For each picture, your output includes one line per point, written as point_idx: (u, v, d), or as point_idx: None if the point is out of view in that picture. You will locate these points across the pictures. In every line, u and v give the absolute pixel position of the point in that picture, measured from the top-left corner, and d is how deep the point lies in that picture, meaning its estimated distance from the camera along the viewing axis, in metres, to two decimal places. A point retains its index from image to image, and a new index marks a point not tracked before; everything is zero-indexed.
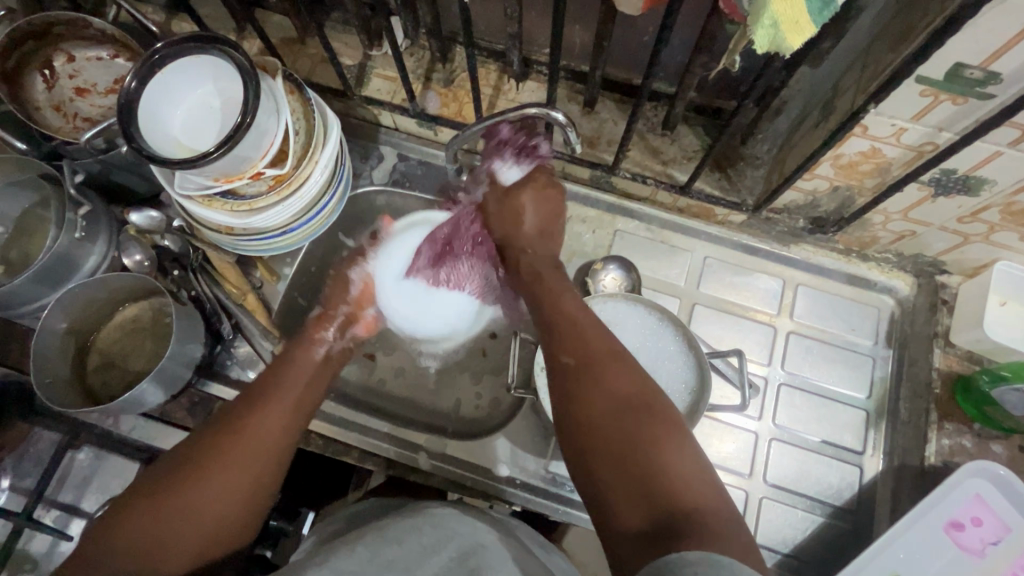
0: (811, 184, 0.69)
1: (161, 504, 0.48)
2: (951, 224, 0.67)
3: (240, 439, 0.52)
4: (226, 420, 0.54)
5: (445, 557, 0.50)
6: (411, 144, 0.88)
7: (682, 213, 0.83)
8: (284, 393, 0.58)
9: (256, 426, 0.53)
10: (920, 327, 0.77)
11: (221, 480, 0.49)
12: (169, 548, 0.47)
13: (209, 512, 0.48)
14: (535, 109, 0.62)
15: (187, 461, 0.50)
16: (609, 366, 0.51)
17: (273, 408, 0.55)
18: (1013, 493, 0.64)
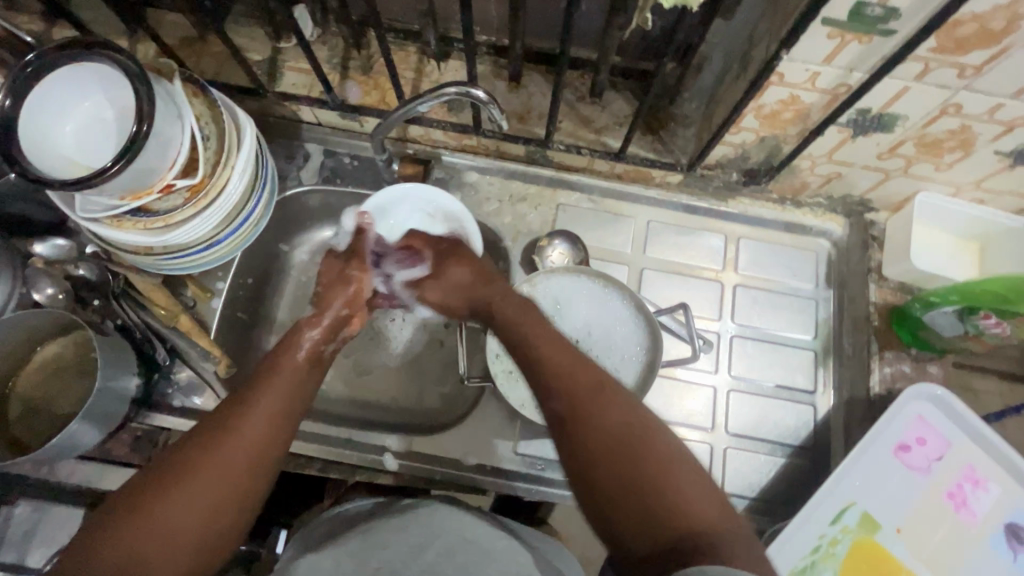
0: (738, 137, 0.70)
1: (144, 513, 0.43)
2: (873, 162, 0.69)
3: (219, 450, 0.47)
4: (204, 429, 0.49)
5: (434, 553, 0.52)
6: (337, 138, 0.84)
7: (622, 179, 0.83)
8: (276, 391, 0.53)
9: (247, 428, 0.49)
10: (856, 264, 0.79)
11: (200, 498, 0.45)
12: (156, 556, 0.43)
13: (186, 530, 0.44)
14: (455, 89, 0.62)
15: (144, 485, 0.45)
16: (600, 404, 0.49)
17: (267, 402, 0.51)
18: (952, 410, 0.68)
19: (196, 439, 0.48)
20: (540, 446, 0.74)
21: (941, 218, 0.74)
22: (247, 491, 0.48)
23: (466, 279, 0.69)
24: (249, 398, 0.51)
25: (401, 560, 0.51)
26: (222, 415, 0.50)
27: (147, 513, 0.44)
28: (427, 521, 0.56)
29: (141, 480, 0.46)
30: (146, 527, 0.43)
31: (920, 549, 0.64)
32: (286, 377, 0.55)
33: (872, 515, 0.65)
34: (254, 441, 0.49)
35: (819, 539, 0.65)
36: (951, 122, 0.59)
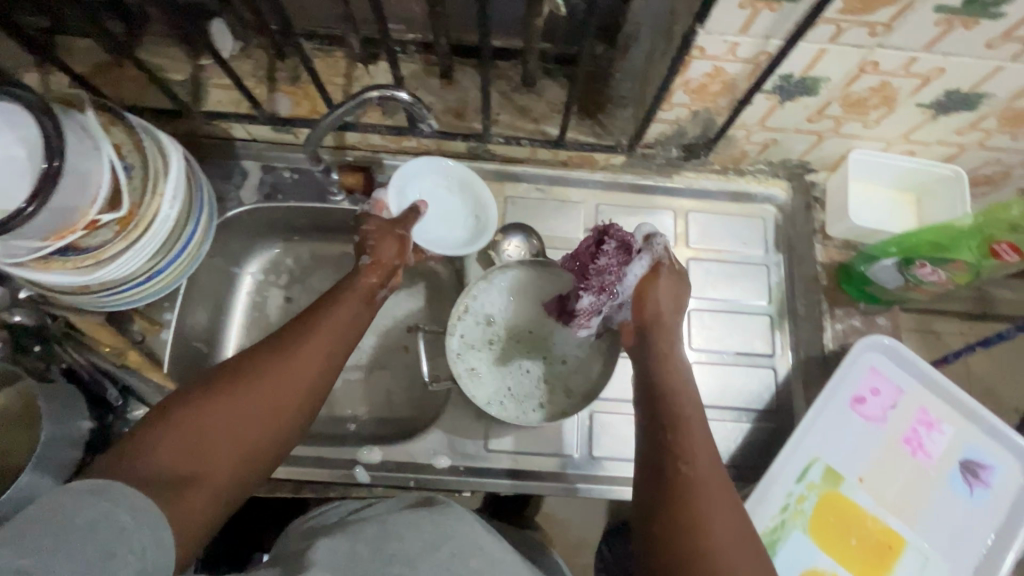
0: (672, 114, 0.70)
1: (215, 404, 0.51)
2: (804, 125, 0.70)
3: (279, 364, 0.55)
4: (269, 346, 0.57)
5: (446, 552, 0.51)
6: (274, 153, 0.82)
7: (566, 165, 0.83)
8: (330, 324, 0.59)
9: (302, 351, 0.56)
10: (801, 226, 0.81)
11: (261, 401, 0.52)
12: (223, 445, 0.50)
13: (246, 427, 0.51)
14: (376, 93, 0.63)
15: (212, 379, 0.53)
16: (718, 500, 0.49)
17: (321, 334, 0.58)
18: (902, 358, 0.70)
19: (258, 353, 0.56)
20: (511, 440, 0.74)
21: (876, 173, 0.75)
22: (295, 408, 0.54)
23: (665, 307, 0.61)
24: (308, 323, 0.59)
25: (414, 555, 0.50)
26: (284, 339, 0.57)
27: (213, 400, 0.51)
28: (430, 518, 0.55)
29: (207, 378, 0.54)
30: (216, 409, 0.51)
31: (883, 496, 0.66)
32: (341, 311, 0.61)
33: (836, 468, 0.67)
34: (309, 365, 0.56)
35: (786, 498, 0.66)
36: (871, 80, 0.60)
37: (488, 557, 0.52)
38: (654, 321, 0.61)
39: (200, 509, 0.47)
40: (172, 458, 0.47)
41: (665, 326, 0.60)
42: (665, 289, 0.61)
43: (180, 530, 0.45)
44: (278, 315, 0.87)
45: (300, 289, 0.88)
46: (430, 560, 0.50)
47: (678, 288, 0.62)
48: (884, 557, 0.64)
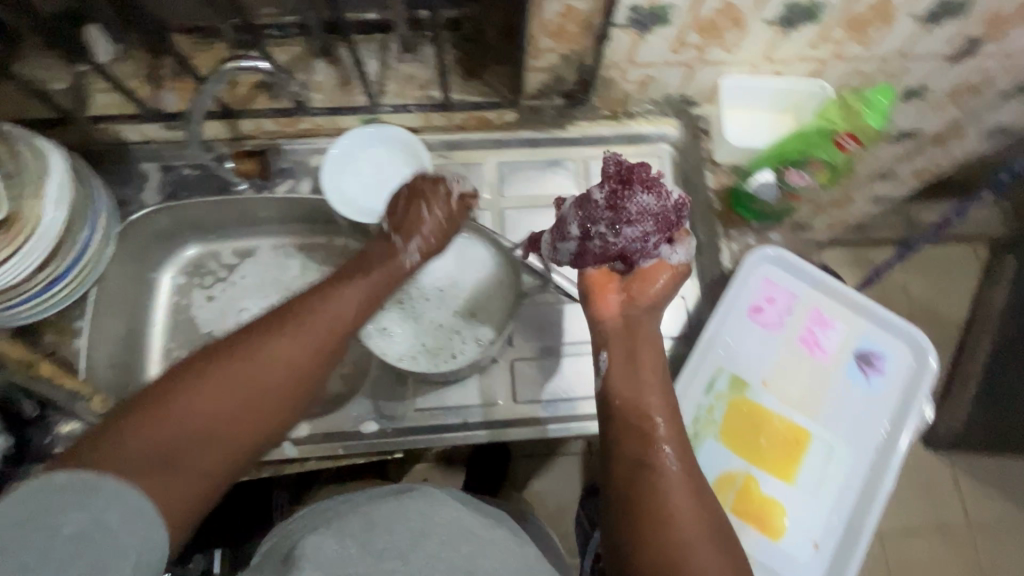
0: (544, 61, 0.73)
1: (201, 387, 0.48)
2: (671, 57, 0.73)
3: (272, 353, 0.51)
4: (264, 330, 0.53)
5: (438, 540, 0.50)
6: (171, 152, 0.83)
7: (464, 129, 0.85)
8: (328, 314, 0.56)
9: (295, 347, 0.53)
10: (694, 158, 0.85)
11: (249, 393, 0.50)
12: (211, 434, 0.47)
13: (234, 416, 0.49)
14: (232, 64, 0.64)
15: (208, 358, 0.50)
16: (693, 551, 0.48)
17: (315, 324, 0.55)
18: (789, 264, 0.74)
19: (253, 333, 0.52)
20: (436, 397, 0.75)
21: (747, 98, 0.78)
22: (288, 401, 0.52)
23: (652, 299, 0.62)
24: (304, 311, 0.55)
25: (408, 545, 0.49)
26: (276, 324, 0.53)
27: (200, 383, 0.48)
28: (406, 509, 0.52)
29: (192, 360, 0.50)
30: (204, 395, 0.48)
31: (786, 394, 0.70)
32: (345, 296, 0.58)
33: (740, 376, 0.70)
34: (304, 351, 0.53)
35: (697, 410, 0.69)
36: (715, 1, 0.64)
37: (478, 539, 0.52)
38: (639, 312, 0.62)
39: (189, 494, 0.45)
40: (159, 443, 0.45)
41: (649, 318, 0.62)
42: (659, 288, 0.62)
43: (170, 516, 0.44)
44: (200, 314, 0.87)
45: (220, 287, 0.88)
46: (423, 551, 0.49)
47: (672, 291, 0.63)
48: (792, 451, 0.68)
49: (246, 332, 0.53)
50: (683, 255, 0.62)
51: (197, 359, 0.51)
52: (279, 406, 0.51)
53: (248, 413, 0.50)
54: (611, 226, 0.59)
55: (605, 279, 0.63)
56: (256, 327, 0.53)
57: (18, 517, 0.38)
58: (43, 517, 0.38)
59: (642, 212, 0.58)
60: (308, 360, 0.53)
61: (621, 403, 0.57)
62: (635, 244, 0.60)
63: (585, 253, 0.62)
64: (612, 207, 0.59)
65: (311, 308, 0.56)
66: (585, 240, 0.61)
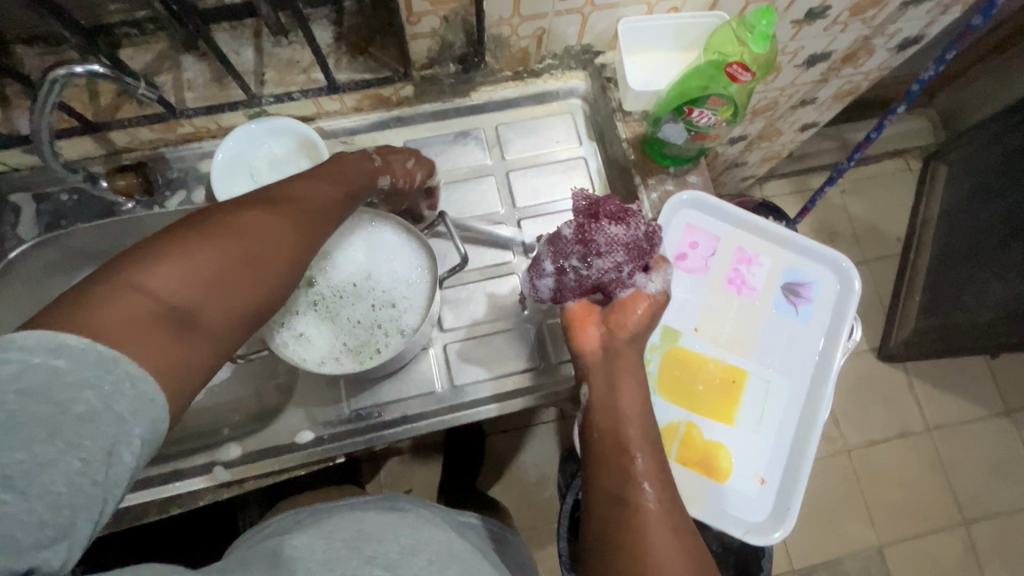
0: (425, 26, 0.68)
1: (191, 249, 0.42)
2: (559, 6, 0.69)
3: (264, 229, 0.47)
4: (245, 209, 0.48)
5: (425, 558, 0.48)
6: (42, 179, 0.76)
7: (362, 111, 0.80)
8: (311, 211, 0.52)
9: (285, 228, 0.49)
10: (605, 110, 0.82)
11: (249, 260, 0.45)
12: (212, 304, 0.43)
13: (237, 289, 0.44)
14: (60, 72, 0.56)
15: (191, 226, 0.44)
16: None
17: (303, 215, 0.51)
18: (707, 206, 0.73)
19: (237, 210, 0.47)
20: (371, 396, 0.73)
21: (647, 38, 0.75)
22: (288, 282, 0.49)
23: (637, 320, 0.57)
24: (285, 200, 0.51)
25: (399, 558, 0.47)
26: (258, 205, 0.49)
27: (196, 245, 0.43)
28: (394, 526, 0.52)
29: (197, 217, 0.45)
30: (197, 258, 0.42)
31: (720, 336, 0.69)
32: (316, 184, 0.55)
33: (673, 326, 0.69)
34: (298, 237, 0.50)
35: None
36: None
37: (465, 561, 0.51)
38: (620, 345, 0.57)
39: (197, 367, 0.41)
40: (160, 305, 0.39)
41: (631, 351, 0.57)
42: (638, 319, 0.57)
43: (177, 387, 0.39)
44: None
45: None
46: (412, 566, 0.46)
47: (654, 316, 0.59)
48: (731, 392, 0.68)
49: (234, 206, 0.48)
50: (660, 284, 0.58)
51: (184, 225, 0.44)
52: (276, 286, 0.48)
53: (249, 284, 0.45)
54: (586, 257, 0.57)
55: (586, 312, 0.59)
56: (238, 205, 0.48)
57: (25, 388, 0.32)
58: (51, 390, 0.33)
59: (612, 244, 0.57)
60: (302, 238, 0.50)
61: (599, 434, 0.54)
62: (613, 275, 0.57)
63: (562, 289, 0.59)
64: (584, 238, 0.57)
65: (294, 200, 0.52)
66: (562, 273, 0.58)
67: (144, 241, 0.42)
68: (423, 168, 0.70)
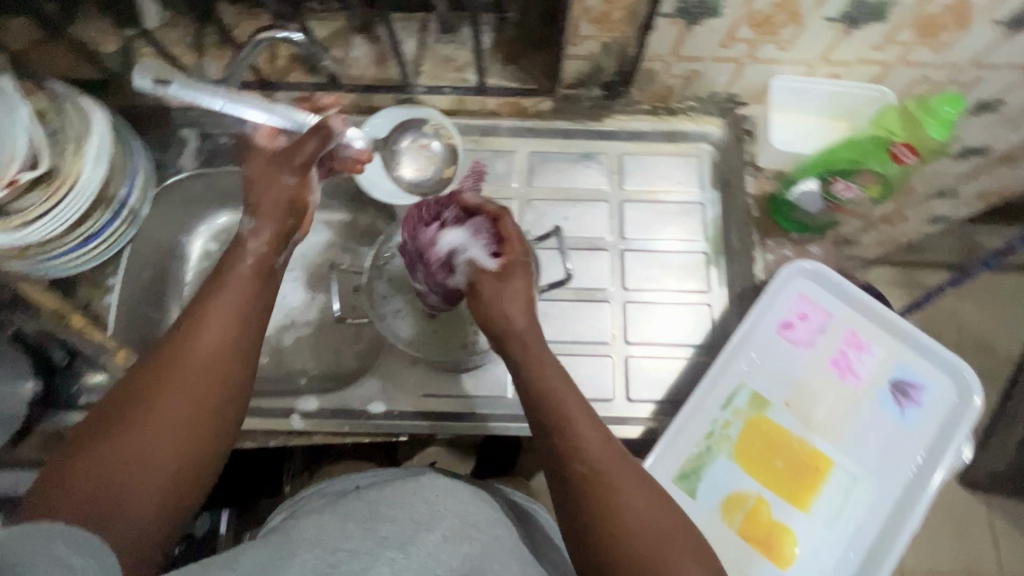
0: (584, 49, 0.70)
1: (112, 437, 0.45)
2: (719, 52, 0.69)
3: (172, 377, 0.47)
4: (150, 364, 0.48)
5: (440, 535, 0.48)
6: (210, 120, 0.84)
7: (498, 115, 0.83)
8: (220, 317, 0.50)
9: (191, 361, 0.48)
10: (734, 161, 0.80)
11: (163, 418, 0.46)
12: (147, 472, 0.45)
13: (162, 448, 0.46)
14: (265, 36, 0.65)
15: (116, 408, 0.46)
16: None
17: (211, 328, 0.49)
18: (826, 281, 0.69)
19: (149, 368, 0.48)
20: (444, 385, 0.75)
21: (800, 100, 0.74)
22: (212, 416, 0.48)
23: (525, 302, 0.53)
24: (194, 313, 0.50)
25: (410, 536, 0.47)
26: (158, 357, 0.49)
27: (123, 429, 0.45)
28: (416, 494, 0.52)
29: (140, 377, 0.48)
30: (117, 443, 0.45)
31: (810, 417, 0.66)
32: (228, 293, 0.52)
33: (761, 394, 0.67)
34: (204, 367, 0.48)
35: (712, 425, 0.66)
36: None
37: (483, 537, 0.51)
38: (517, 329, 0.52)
39: (149, 530, 0.44)
40: (94, 484, 0.43)
41: (533, 332, 0.53)
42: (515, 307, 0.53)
43: (125, 551, 0.42)
44: None
45: None
46: (424, 544, 0.47)
47: (529, 293, 0.54)
48: (811, 478, 0.64)
49: (155, 356, 0.49)
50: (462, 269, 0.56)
51: (110, 399, 0.47)
52: (205, 420, 0.48)
53: (181, 440, 0.46)
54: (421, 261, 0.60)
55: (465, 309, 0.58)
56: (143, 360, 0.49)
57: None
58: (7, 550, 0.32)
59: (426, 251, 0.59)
60: (218, 368, 0.49)
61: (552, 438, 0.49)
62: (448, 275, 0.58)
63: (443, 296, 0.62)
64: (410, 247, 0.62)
65: (181, 332, 0.49)
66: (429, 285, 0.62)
67: (75, 433, 0.46)
68: (312, 139, 0.58)
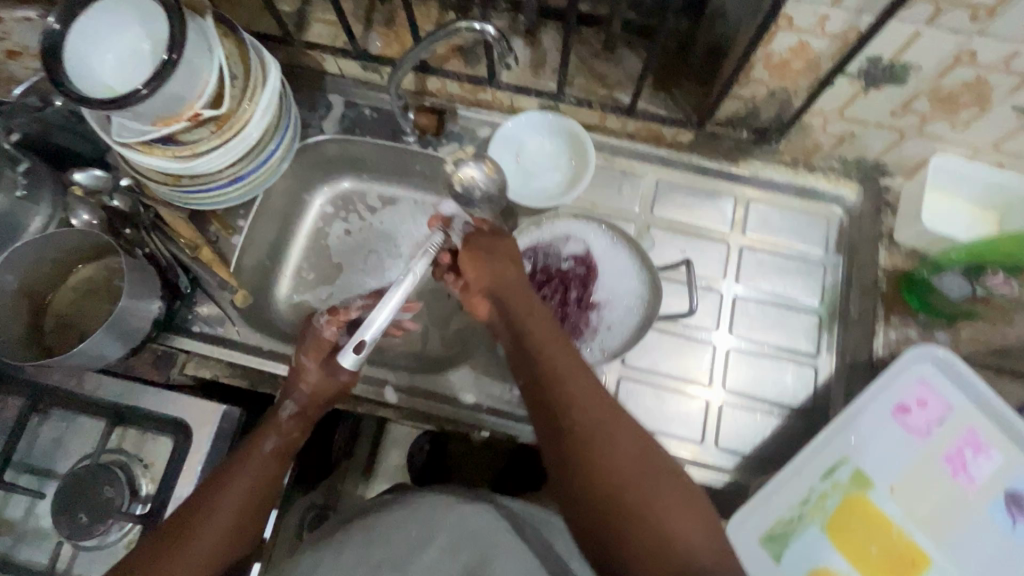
0: (748, 91, 0.70)
1: None
2: (886, 119, 0.68)
3: (178, 558, 0.54)
4: (162, 541, 0.55)
5: (438, 548, 0.54)
6: (359, 90, 0.88)
7: (634, 138, 0.84)
8: (235, 497, 0.58)
9: (197, 541, 0.55)
10: (868, 229, 0.78)
11: None
12: None
13: None
14: (464, 24, 0.65)
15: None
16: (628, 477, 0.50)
17: (223, 512, 0.57)
18: (956, 373, 0.66)
19: (164, 545, 0.54)
20: None
21: (955, 184, 0.72)
22: None
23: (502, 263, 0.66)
24: (213, 495, 0.58)
25: (406, 554, 0.53)
26: (166, 533, 0.55)
27: None
28: (420, 513, 0.57)
29: (150, 552, 0.54)
30: None
31: (914, 509, 0.63)
32: (244, 476, 0.60)
33: (865, 473, 0.64)
34: (203, 547, 0.55)
35: (808, 492, 0.64)
36: (965, 74, 0.59)
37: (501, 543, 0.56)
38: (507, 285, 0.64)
39: None
40: None
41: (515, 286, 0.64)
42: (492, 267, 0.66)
43: None
44: (335, 245, 0.92)
45: (361, 225, 0.93)
46: (421, 561, 0.53)
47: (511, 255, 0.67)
48: (906, 572, 0.61)
49: (151, 541, 0.55)
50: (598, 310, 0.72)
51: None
52: None
53: None
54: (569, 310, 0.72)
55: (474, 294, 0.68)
56: (155, 535, 0.55)
57: None
58: None
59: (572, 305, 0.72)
60: (220, 548, 0.57)
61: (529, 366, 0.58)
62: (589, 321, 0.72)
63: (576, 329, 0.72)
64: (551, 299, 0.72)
65: (201, 509, 0.57)
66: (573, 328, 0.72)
67: None
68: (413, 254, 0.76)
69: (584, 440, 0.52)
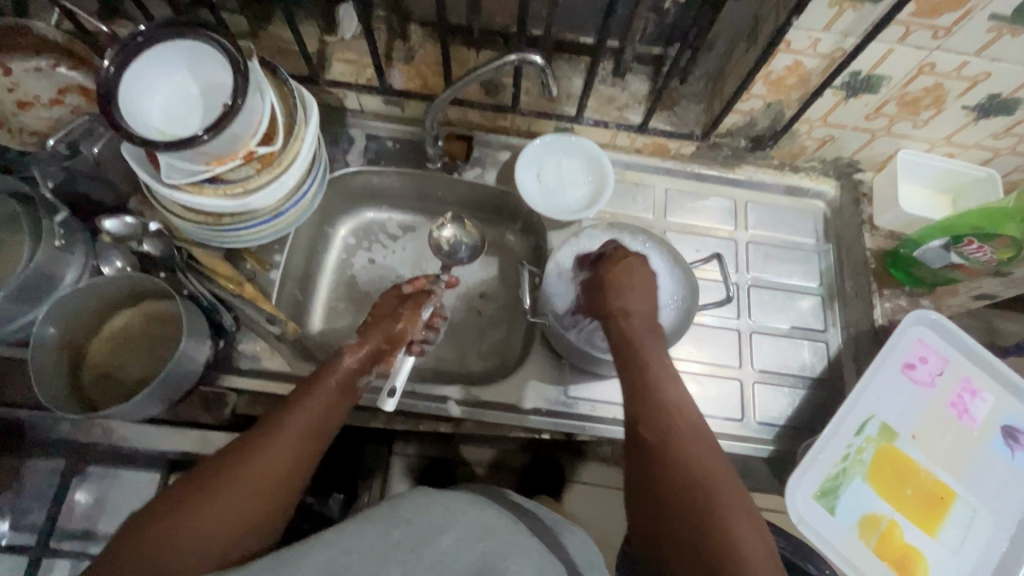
0: (748, 105, 0.80)
1: (185, 508, 0.51)
2: (862, 123, 0.80)
3: (252, 464, 0.54)
4: (238, 447, 0.56)
5: (452, 538, 0.55)
6: (380, 124, 0.92)
7: (642, 153, 0.93)
8: (306, 415, 0.60)
9: (273, 449, 0.56)
10: (850, 218, 0.90)
11: (232, 503, 0.52)
12: (194, 549, 0.50)
13: (219, 525, 0.51)
14: (515, 56, 0.69)
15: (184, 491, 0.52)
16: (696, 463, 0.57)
17: (292, 432, 0.58)
18: (945, 331, 0.77)
19: (238, 448, 0.56)
20: (587, 388, 0.81)
21: (918, 174, 0.85)
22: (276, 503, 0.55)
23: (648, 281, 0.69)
24: (283, 412, 0.59)
25: (422, 540, 0.54)
26: (248, 436, 0.57)
27: (173, 516, 0.50)
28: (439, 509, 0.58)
29: (222, 457, 0.55)
30: (171, 522, 0.50)
31: (934, 451, 0.73)
32: (315, 401, 0.62)
33: (890, 425, 0.73)
34: (278, 458, 0.56)
35: (846, 448, 0.72)
36: (926, 81, 0.71)
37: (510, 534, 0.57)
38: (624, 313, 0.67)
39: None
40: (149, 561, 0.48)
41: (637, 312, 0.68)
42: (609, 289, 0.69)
43: None
44: (363, 273, 0.94)
45: (387, 251, 0.95)
46: (436, 547, 0.53)
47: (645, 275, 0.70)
48: (936, 506, 0.70)
49: (228, 449, 0.56)
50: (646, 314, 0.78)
51: (190, 482, 0.53)
52: (263, 515, 0.54)
53: (215, 529, 0.51)
54: None
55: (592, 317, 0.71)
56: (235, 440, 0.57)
57: None
58: None
59: None
60: (288, 466, 0.56)
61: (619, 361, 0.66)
62: None
63: None
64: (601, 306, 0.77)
65: (275, 425, 0.58)
66: None
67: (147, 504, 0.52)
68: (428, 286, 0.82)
69: (668, 432, 0.59)
